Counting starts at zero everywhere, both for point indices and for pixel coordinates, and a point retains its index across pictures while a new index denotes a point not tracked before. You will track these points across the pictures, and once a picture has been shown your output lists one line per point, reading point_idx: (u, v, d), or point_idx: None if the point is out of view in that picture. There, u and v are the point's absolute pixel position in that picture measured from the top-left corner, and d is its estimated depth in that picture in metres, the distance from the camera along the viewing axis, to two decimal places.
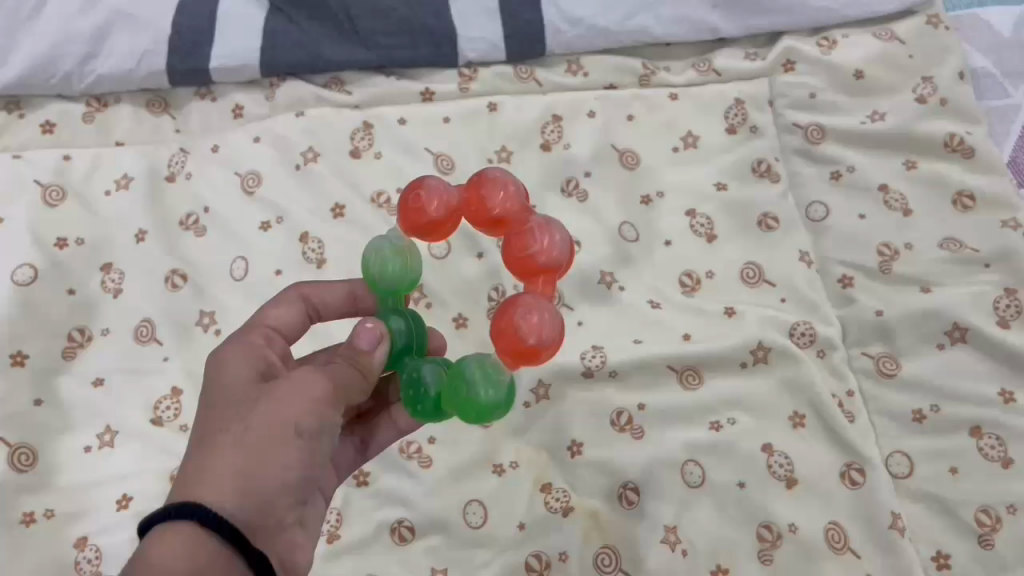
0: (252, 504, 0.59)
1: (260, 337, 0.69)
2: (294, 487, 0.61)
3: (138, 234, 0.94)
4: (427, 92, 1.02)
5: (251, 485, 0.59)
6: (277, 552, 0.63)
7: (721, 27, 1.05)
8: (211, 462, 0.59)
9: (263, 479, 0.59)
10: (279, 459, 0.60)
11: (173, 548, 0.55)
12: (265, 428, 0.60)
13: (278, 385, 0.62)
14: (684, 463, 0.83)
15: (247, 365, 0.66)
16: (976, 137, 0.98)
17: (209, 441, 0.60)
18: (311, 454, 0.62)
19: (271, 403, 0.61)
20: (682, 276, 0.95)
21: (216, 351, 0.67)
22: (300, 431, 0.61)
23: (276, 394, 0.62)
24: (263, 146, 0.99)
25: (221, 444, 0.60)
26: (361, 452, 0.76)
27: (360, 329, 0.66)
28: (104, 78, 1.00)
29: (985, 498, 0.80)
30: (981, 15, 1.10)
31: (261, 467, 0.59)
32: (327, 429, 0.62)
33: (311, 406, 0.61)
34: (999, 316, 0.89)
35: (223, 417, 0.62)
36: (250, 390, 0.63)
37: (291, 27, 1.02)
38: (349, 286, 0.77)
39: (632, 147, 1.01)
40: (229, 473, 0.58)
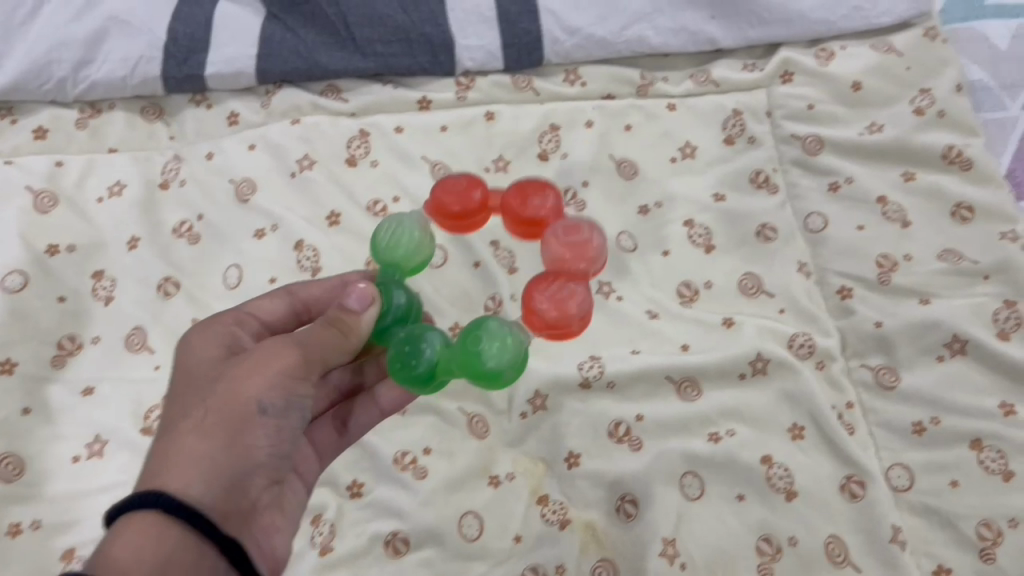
0: (220, 485, 0.60)
1: (230, 321, 0.71)
2: (264, 463, 0.64)
3: (130, 241, 0.93)
4: (424, 100, 1.02)
5: (214, 467, 0.60)
6: (252, 534, 0.66)
7: (719, 38, 1.05)
8: (173, 448, 0.60)
9: (227, 459, 0.61)
10: (242, 437, 0.62)
11: (132, 538, 0.55)
12: (223, 409, 0.62)
13: (239, 366, 0.64)
14: (683, 475, 0.83)
15: (209, 350, 0.67)
16: (974, 149, 0.98)
17: (170, 429, 0.62)
18: (277, 430, 0.65)
19: (229, 384, 0.63)
20: (680, 286, 0.94)
21: (181, 341, 0.69)
22: (265, 407, 0.63)
23: (238, 374, 0.64)
24: (258, 154, 0.98)
25: (182, 430, 0.62)
26: (342, 436, 0.79)
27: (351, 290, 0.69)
28: (98, 83, 0.99)
29: (986, 512, 0.80)
30: (978, 28, 1.10)
31: (226, 447, 0.62)
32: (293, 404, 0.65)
33: (276, 381, 0.64)
34: (999, 328, 0.88)
35: (184, 403, 0.64)
36: (209, 375, 0.65)
37: (288, 34, 1.01)
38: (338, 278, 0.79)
39: (630, 157, 1.01)
40: (192, 456, 0.60)
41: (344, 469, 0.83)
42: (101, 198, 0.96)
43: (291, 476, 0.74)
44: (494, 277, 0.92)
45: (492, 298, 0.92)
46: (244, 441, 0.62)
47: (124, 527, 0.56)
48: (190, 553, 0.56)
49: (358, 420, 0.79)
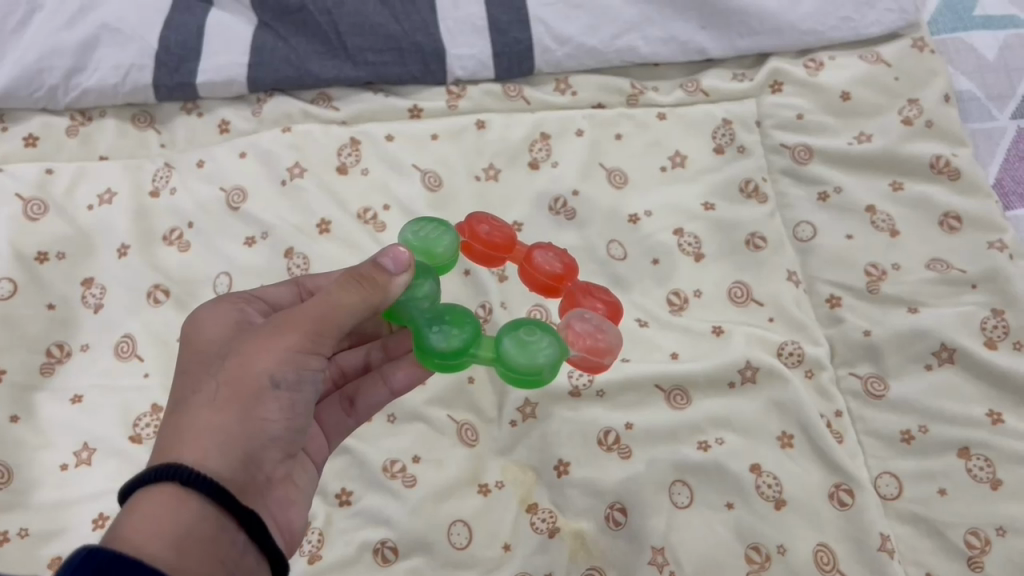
0: (235, 458, 0.59)
1: (236, 304, 0.70)
2: (278, 436, 0.63)
3: (120, 249, 0.93)
4: (415, 109, 1.02)
5: (229, 440, 0.59)
6: (269, 509, 0.65)
7: (709, 48, 1.06)
8: (187, 422, 0.60)
9: (242, 432, 0.60)
10: (256, 410, 0.61)
11: (150, 512, 0.54)
12: (235, 383, 0.61)
13: (249, 340, 0.63)
14: (672, 483, 0.83)
15: (219, 330, 0.67)
16: (962, 159, 0.99)
17: (182, 405, 0.61)
18: (291, 404, 0.63)
19: (240, 357, 0.62)
20: (669, 295, 0.94)
21: (188, 322, 0.68)
22: (277, 381, 0.62)
23: (248, 349, 0.62)
24: (249, 161, 0.98)
25: (194, 406, 0.61)
26: (349, 416, 0.79)
27: (391, 250, 0.67)
28: (89, 91, 0.99)
29: (974, 520, 0.80)
30: (966, 39, 1.11)
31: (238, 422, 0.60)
32: (306, 377, 0.64)
33: (287, 355, 0.62)
34: (986, 337, 0.89)
35: (195, 380, 0.63)
36: (218, 353, 0.64)
37: (280, 43, 1.02)
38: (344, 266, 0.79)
39: (620, 166, 1.02)
40: (207, 430, 0.59)
41: (333, 477, 0.83)
42: (91, 206, 0.96)
43: (304, 457, 0.73)
44: (485, 285, 0.93)
45: (482, 305, 0.92)
46: (257, 414, 0.61)
47: (143, 497, 0.55)
48: (209, 524, 0.55)
49: (366, 399, 0.80)
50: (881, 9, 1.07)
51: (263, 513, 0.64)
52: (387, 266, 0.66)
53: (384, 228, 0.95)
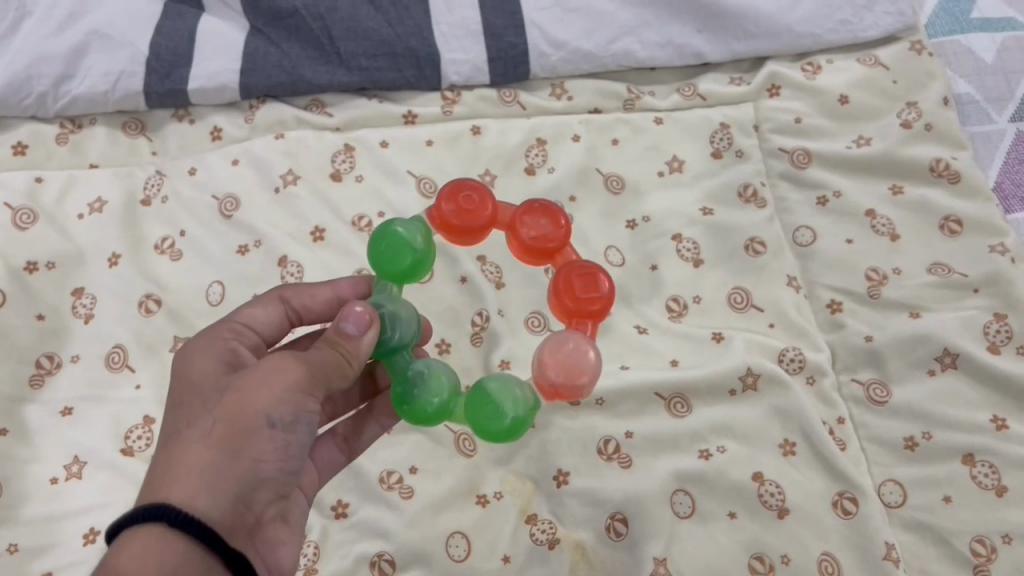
0: (227, 500, 0.57)
1: (228, 331, 0.68)
2: (271, 479, 0.61)
3: (111, 258, 0.92)
4: (409, 115, 1.01)
5: (221, 480, 0.57)
6: (257, 551, 0.62)
7: (705, 52, 1.05)
8: (178, 460, 0.57)
9: (235, 472, 0.58)
10: (250, 451, 0.59)
11: (135, 552, 0.53)
12: (230, 420, 0.59)
13: (245, 376, 0.61)
14: (674, 492, 0.81)
15: (213, 358, 0.65)
16: (962, 162, 0.98)
17: (174, 441, 0.59)
18: (286, 445, 0.61)
19: (237, 394, 0.60)
20: (668, 301, 0.93)
21: (181, 350, 0.66)
22: (272, 422, 0.60)
23: (244, 386, 0.61)
24: (241, 169, 0.97)
25: (186, 442, 0.59)
26: (346, 452, 0.78)
27: (348, 312, 0.65)
28: (79, 99, 0.98)
29: (979, 527, 0.79)
30: (964, 42, 1.10)
31: (231, 462, 0.58)
32: (302, 417, 0.62)
33: (283, 395, 0.60)
34: (989, 341, 0.88)
35: (188, 415, 0.61)
36: (214, 386, 0.62)
37: (272, 48, 1.00)
38: (334, 290, 0.76)
39: (617, 171, 1.00)
40: (198, 469, 0.57)
41: (329, 488, 0.82)
42: (81, 215, 0.94)
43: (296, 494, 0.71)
44: (481, 292, 0.91)
45: (479, 313, 0.91)
46: (252, 454, 0.59)
47: (129, 538, 0.54)
48: (196, 568, 0.54)
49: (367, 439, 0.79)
50: (879, 11, 1.06)
51: (252, 556, 0.62)
52: (347, 331, 0.65)
53: None
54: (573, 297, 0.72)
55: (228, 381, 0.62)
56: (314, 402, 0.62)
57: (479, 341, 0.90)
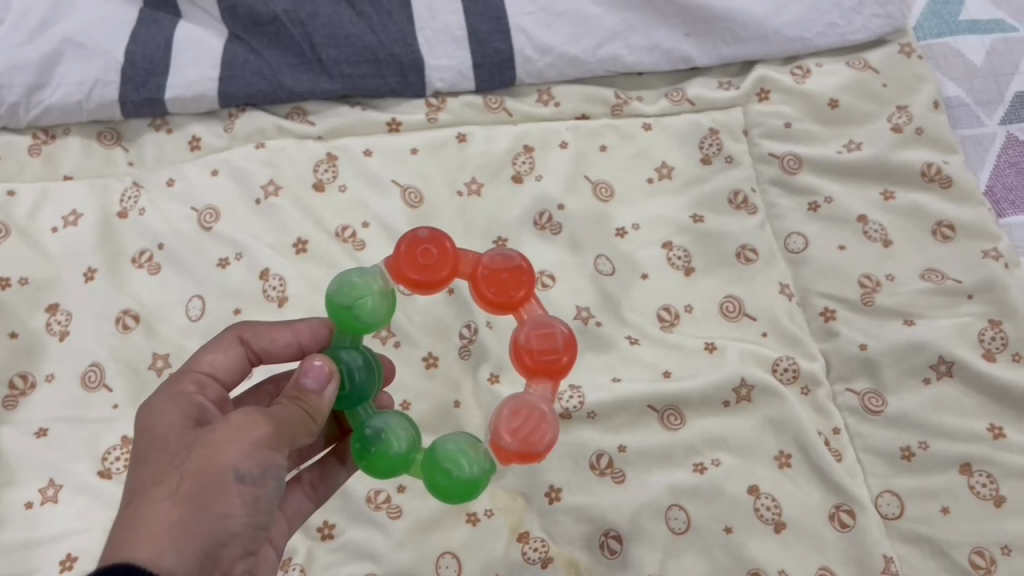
0: (194, 557, 0.55)
1: (191, 385, 0.67)
2: (240, 535, 0.58)
3: (87, 272, 0.89)
4: (393, 122, 0.99)
5: (189, 536, 0.55)
6: None
7: (693, 56, 1.03)
8: (143, 518, 0.55)
9: (202, 528, 0.56)
10: (217, 506, 0.56)
11: None
12: (198, 475, 0.57)
13: (214, 429, 0.59)
14: (668, 507, 0.80)
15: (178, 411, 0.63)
16: (953, 167, 0.97)
17: (139, 498, 0.57)
18: (256, 499, 0.58)
19: (205, 447, 0.58)
20: (660, 311, 0.91)
21: (145, 405, 0.64)
22: (241, 476, 0.57)
23: (213, 439, 0.58)
24: (221, 179, 0.94)
25: (151, 499, 0.56)
26: (313, 499, 0.75)
27: (306, 367, 0.64)
28: (52, 108, 0.95)
29: (978, 539, 0.78)
30: (952, 44, 1.09)
31: (198, 518, 0.56)
32: (272, 470, 0.59)
33: (253, 448, 0.58)
34: (984, 349, 0.87)
35: (154, 470, 0.58)
36: (181, 440, 0.60)
37: (251, 56, 0.98)
38: (293, 334, 0.74)
39: (606, 178, 0.99)
40: (165, 527, 0.55)
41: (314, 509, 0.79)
42: (55, 228, 0.91)
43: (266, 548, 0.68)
44: (469, 305, 0.89)
45: (467, 325, 0.89)
46: (219, 509, 0.57)
47: None
48: None
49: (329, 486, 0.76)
50: (868, 14, 1.05)
51: None
52: (306, 386, 0.64)
53: (364, 247, 0.92)
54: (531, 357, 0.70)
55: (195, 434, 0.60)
56: (283, 456, 0.60)
57: (467, 354, 0.87)
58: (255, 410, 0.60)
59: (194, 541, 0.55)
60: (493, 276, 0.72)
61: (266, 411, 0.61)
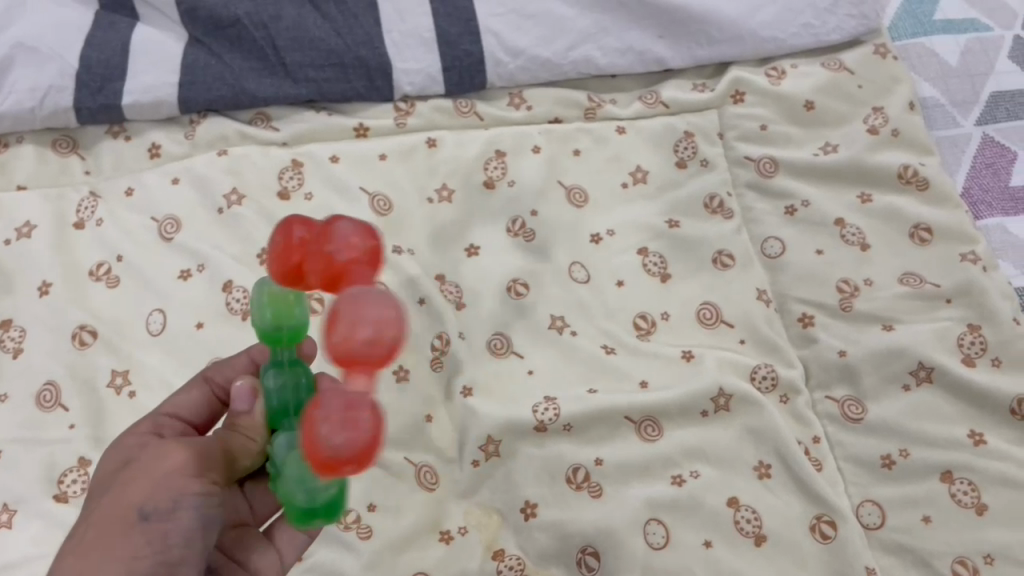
0: None
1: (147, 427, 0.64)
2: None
3: (41, 287, 0.85)
4: (360, 127, 0.96)
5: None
6: None
7: (667, 58, 1.02)
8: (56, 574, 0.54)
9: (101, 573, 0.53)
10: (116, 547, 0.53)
11: None
12: (104, 518, 0.55)
13: (131, 470, 0.57)
14: (646, 522, 0.77)
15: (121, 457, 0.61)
16: (930, 168, 0.96)
17: (60, 552, 0.55)
18: (166, 536, 0.54)
19: (117, 489, 0.56)
20: (636, 319, 0.89)
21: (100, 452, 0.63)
22: (145, 512, 0.54)
23: (126, 480, 0.57)
24: (182, 188, 0.91)
25: (66, 552, 0.55)
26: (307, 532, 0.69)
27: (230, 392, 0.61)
28: (4, 116, 0.91)
29: (960, 548, 0.76)
30: (927, 44, 1.08)
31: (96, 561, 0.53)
32: (185, 503, 0.55)
33: (158, 484, 0.55)
34: (964, 354, 0.86)
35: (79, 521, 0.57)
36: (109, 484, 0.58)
37: (213, 60, 0.95)
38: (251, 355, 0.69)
39: (580, 183, 0.97)
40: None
41: None
42: (8, 240, 0.88)
43: None
44: (440, 315, 0.87)
45: (439, 336, 0.86)
46: (119, 551, 0.53)
47: None
48: None
49: (286, 543, 0.68)
50: (842, 14, 1.04)
51: None
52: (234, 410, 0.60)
53: None
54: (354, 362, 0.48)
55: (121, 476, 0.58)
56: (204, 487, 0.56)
57: (439, 366, 0.85)
58: (173, 445, 0.58)
59: None
60: (324, 240, 0.51)
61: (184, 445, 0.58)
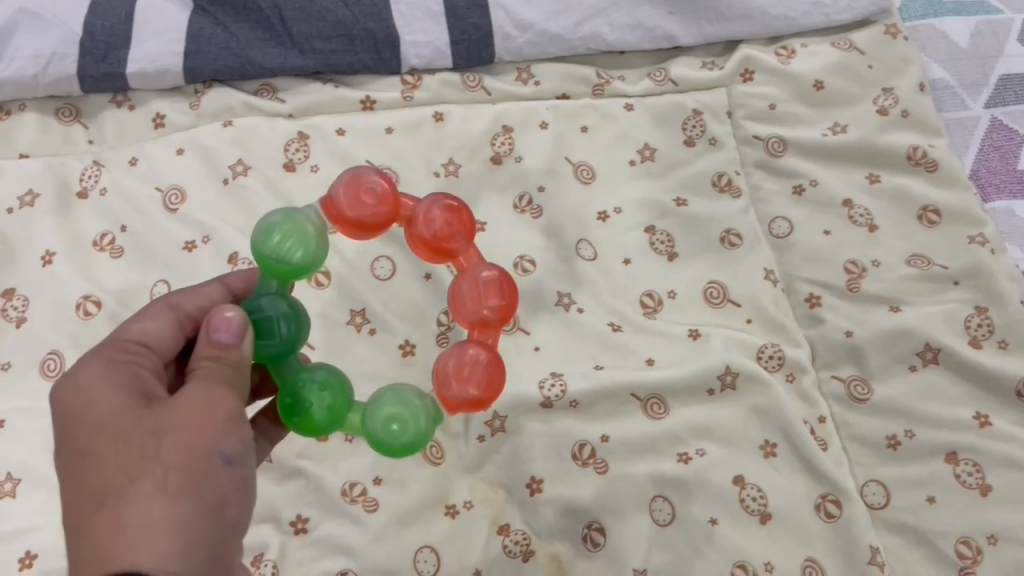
0: (201, 556, 0.51)
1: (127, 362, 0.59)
2: (232, 523, 0.54)
3: (44, 256, 0.84)
4: (367, 100, 0.95)
5: (189, 533, 0.51)
6: None
7: (677, 35, 1.01)
8: (125, 521, 0.50)
9: (204, 522, 0.52)
10: (209, 493, 0.53)
11: None
12: (178, 459, 0.52)
13: (170, 410, 0.54)
14: (652, 499, 0.78)
15: (117, 390, 0.57)
16: (939, 150, 0.96)
17: (115, 501, 0.51)
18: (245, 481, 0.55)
19: (169, 433, 0.53)
20: (642, 297, 0.89)
21: (72, 393, 0.57)
22: (225, 458, 0.54)
23: (175, 421, 0.54)
24: (186, 158, 0.90)
25: (133, 498, 0.51)
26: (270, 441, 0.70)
27: (218, 319, 0.58)
28: (7, 82, 0.90)
29: (965, 528, 0.77)
30: (937, 25, 1.08)
31: (189, 509, 0.51)
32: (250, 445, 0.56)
33: (223, 426, 0.54)
34: (970, 336, 0.85)
35: (122, 463, 0.53)
36: (132, 422, 0.55)
37: (218, 30, 0.94)
38: (220, 284, 0.67)
39: (587, 160, 0.96)
40: (156, 526, 0.50)
41: (287, 502, 0.77)
42: (11, 209, 0.87)
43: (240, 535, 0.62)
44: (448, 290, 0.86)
45: (445, 311, 0.86)
46: (213, 499, 0.53)
47: None
48: None
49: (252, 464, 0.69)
50: None
51: None
52: (223, 341, 0.58)
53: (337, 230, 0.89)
54: (472, 308, 0.66)
55: (146, 414, 0.55)
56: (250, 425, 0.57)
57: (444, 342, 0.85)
58: (203, 384, 0.56)
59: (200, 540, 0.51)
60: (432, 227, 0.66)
61: (212, 383, 0.56)
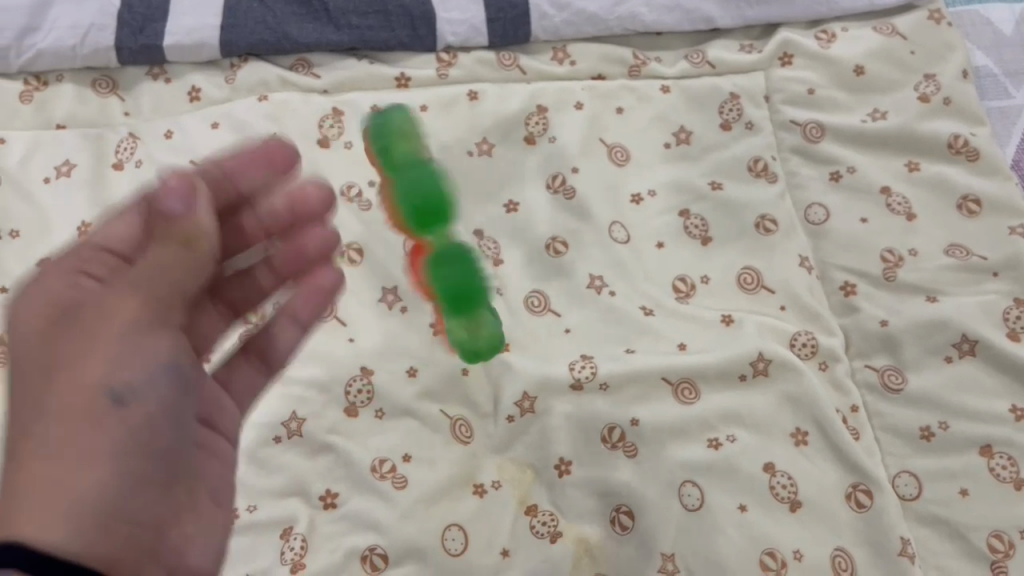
0: (86, 519, 0.48)
1: (90, 252, 0.54)
2: (137, 476, 0.52)
3: (80, 227, 0.85)
4: (401, 79, 0.95)
5: (78, 510, 0.48)
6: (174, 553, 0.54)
7: (716, 16, 1.00)
8: (20, 483, 0.48)
9: (61, 479, 0.49)
10: (80, 437, 0.50)
11: None
12: (38, 402, 0.51)
13: (88, 325, 0.53)
14: (681, 484, 0.77)
15: (61, 290, 0.53)
16: (981, 139, 0.94)
17: (13, 455, 0.49)
18: (149, 420, 0.53)
19: (60, 374, 0.51)
20: (676, 281, 0.88)
21: (23, 297, 0.54)
22: (110, 395, 0.51)
23: (82, 360, 0.52)
24: (222, 132, 0.90)
25: (30, 460, 0.49)
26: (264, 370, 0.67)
27: (166, 185, 0.51)
28: (46, 53, 0.91)
29: (997, 523, 0.76)
30: (982, 12, 1.06)
31: (50, 454, 0.49)
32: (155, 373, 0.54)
33: (107, 364, 0.52)
34: (1008, 328, 0.84)
35: (26, 413, 0.51)
36: (41, 383, 0.51)
37: (257, 5, 0.95)
38: (247, 156, 0.63)
39: (621, 142, 0.95)
40: (50, 484, 0.48)
41: (316, 476, 0.77)
42: (47, 179, 0.87)
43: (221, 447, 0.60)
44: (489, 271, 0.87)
45: None
46: (81, 445, 0.50)
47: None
48: None
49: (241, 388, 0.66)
50: None
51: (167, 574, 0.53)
52: (170, 209, 0.51)
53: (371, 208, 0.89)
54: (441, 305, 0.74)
55: (55, 372, 0.51)
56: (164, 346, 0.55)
57: None
58: (132, 297, 0.54)
59: (49, 483, 0.48)
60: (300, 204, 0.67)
61: (146, 288, 0.54)
